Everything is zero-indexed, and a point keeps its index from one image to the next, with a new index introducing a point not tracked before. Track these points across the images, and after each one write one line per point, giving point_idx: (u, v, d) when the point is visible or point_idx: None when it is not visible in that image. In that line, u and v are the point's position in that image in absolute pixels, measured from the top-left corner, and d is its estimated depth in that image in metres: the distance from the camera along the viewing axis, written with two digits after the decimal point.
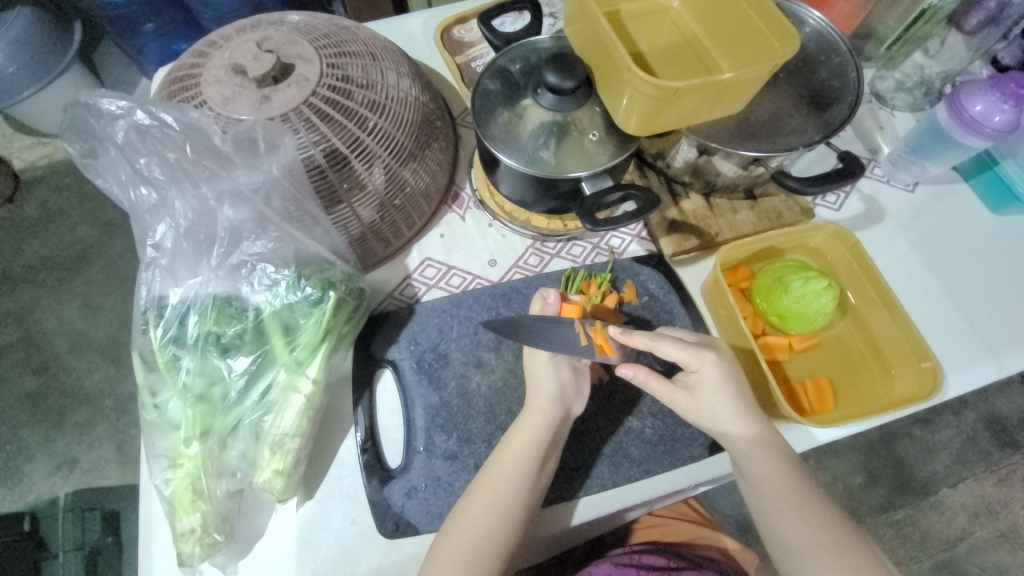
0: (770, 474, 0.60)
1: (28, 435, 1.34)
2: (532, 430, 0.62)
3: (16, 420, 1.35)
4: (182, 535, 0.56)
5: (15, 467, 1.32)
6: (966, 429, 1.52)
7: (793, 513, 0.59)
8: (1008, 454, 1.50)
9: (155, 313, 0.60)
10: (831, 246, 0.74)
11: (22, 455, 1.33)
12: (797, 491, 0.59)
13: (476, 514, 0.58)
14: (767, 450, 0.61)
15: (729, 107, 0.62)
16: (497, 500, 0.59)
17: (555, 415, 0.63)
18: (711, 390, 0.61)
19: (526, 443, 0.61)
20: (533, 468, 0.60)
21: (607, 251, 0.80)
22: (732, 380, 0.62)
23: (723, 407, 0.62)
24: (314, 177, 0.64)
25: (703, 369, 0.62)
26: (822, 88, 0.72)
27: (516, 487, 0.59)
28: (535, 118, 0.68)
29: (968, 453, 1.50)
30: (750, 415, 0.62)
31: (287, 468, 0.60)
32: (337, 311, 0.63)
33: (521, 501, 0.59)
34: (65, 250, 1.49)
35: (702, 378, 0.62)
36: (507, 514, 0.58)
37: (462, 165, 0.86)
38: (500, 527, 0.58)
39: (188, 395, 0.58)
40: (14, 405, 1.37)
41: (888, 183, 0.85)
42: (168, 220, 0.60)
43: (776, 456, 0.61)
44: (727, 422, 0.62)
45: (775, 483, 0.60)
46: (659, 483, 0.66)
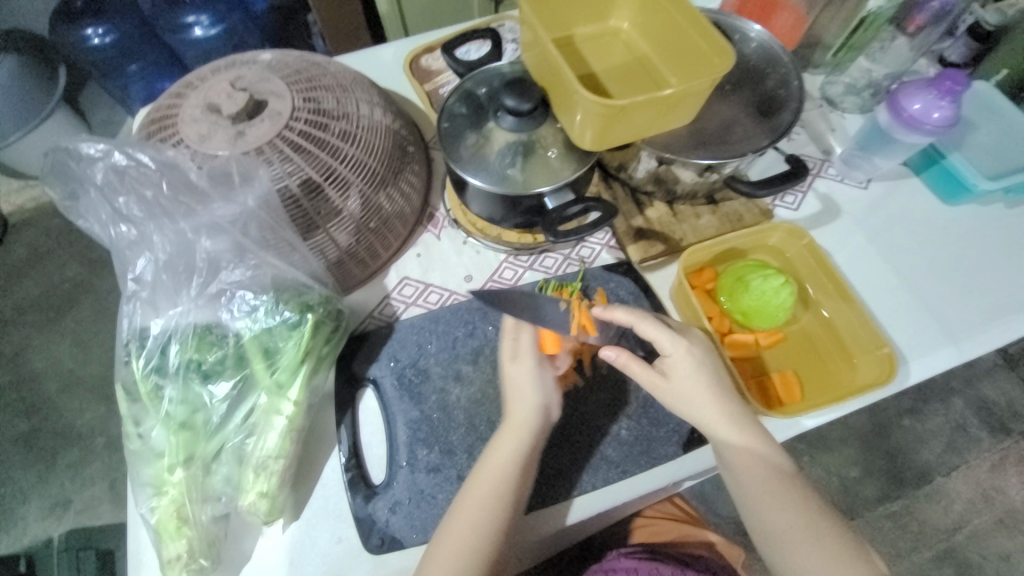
0: (750, 460, 0.61)
1: (20, 477, 1.34)
2: (513, 432, 0.63)
3: (8, 463, 1.35)
4: (168, 562, 0.57)
5: (8, 511, 1.31)
6: (955, 418, 1.54)
7: (773, 498, 0.60)
8: (998, 440, 1.53)
9: (137, 345, 0.61)
10: (789, 244, 0.77)
11: (14, 497, 1.32)
12: (776, 477, 0.61)
13: (464, 522, 0.60)
14: (749, 436, 0.62)
15: (678, 120, 0.66)
16: (485, 506, 0.60)
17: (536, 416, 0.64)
18: (687, 374, 0.63)
19: (508, 445, 0.63)
20: (517, 470, 0.62)
21: (578, 261, 0.83)
22: (708, 366, 0.64)
23: (703, 395, 0.63)
24: (289, 206, 0.67)
25: (677, 358, 0.64)
26: (768, 97, 0.77)
27: (503, 486, 0.61)
28: (500, 139, 0.71)
29: (958, 440, 1.52)
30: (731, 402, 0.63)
31: (271, 490, 0.61)
32: (315, 332, 0.66)
33: (506, 507, 0.61)
34: (54, 290, 1.51)
35: (678, 368, 0.64)
36: (494, 516, 0.60)
37: (435, 187, 0.89)
38: (487, 527, 0.59)
39: (171, 423, 0.59)
40: (4, 448, 1.36)
41: (842, 182, 0.89)
42: (148, 254, 0.63)
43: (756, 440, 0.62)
44: (706, 410, 0.63)
45: (756, 469, 0.61)
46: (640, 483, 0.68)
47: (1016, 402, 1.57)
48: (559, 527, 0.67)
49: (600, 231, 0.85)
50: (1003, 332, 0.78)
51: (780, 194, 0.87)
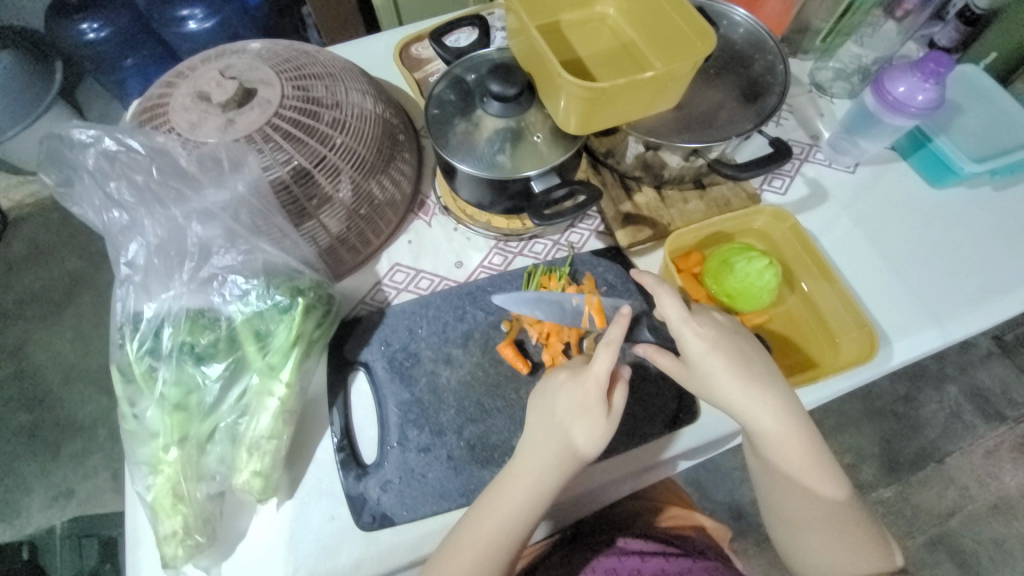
0: (788, 458, 0.63)
1: (24, 467, 1.36)
2: (533, 466, 0.61)
3: (12, 453, 1.37)
4: (165, 538, 0.59)
5: (13, 500, 1.33)
6: (950, 405, 1.55)
7: (807, 491, 0.62)
8: (992, 426, 1.54)
9: (130, 328, 0.63)
10: (774, 227, 0.78)
11: (19, 487, 1.34)
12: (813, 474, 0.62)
13: (476, 548, 0.60)
14: (790, 435, 0.63)
15: (661, 104, 0.67)
16: (500, 535, 0.60)
17: (563, 454, 0.61)
18: (703, 360, 0.64)
19: (529, 480, 0.61)
20: (534, 503, 0.61)
21: (566, 247, 0.84)
22: (736, 364, 0.63)
23: (744, 395, 0.63)
24: (280, 193, 0.68)
25: (715, 359, 0.64)
26: (754, 82, 0.78)
27: (516, 518, 0.60)
28: (488, 125, 0.72)
29: (952, 426, 1.53)
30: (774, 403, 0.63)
31: (264, 468, 0.62)
32: (306, 316, 0.67)
33: (518, 536, 0.60)
34: (55, 283, 1.53)
35: (717, 369, 0.63)
36: (503, 541, 0.60)
37: (426, 175, 0.90)
38: (499, 552, 0.60)
39: (165, 404, 0.61)
40: (8, 439, 1.38)
41: (830, 166, 0.90)
42: (140, 239, 0.64)
43: (797, 439, 0.62)
44: (750, 411, 0.63)
45: (795, 465, 0.62)
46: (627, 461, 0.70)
47: (1011, 389, 1.58)
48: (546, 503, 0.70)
49: (589, 217, 0.86)
50: (991, 312, 0.79)
51: (768, 179, 0.88)
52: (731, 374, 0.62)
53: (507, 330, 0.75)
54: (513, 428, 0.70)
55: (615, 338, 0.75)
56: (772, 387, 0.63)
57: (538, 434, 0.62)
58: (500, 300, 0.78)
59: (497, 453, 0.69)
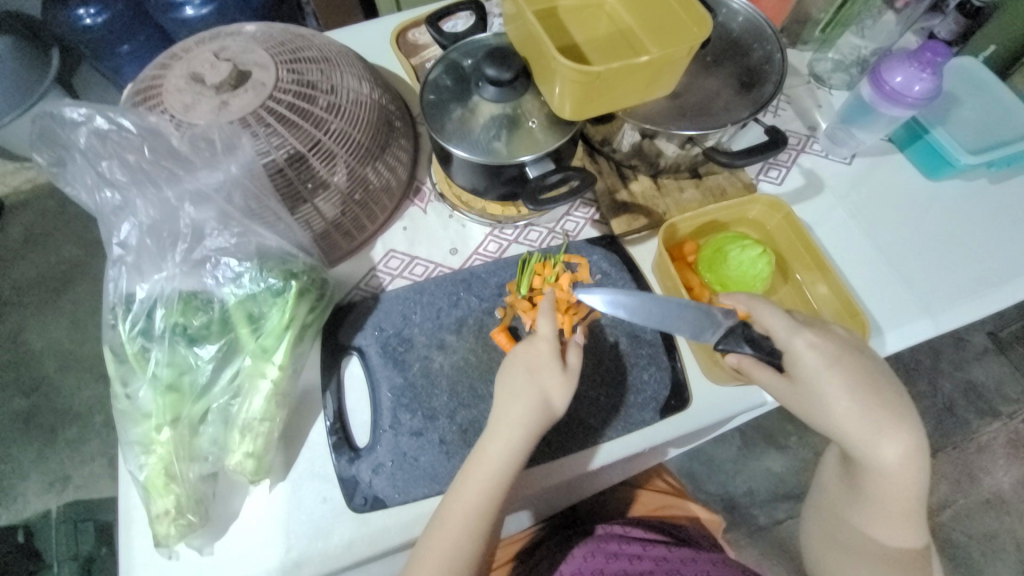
0: (890, 502, 0.58)
1: (20, 453, 1.36)
2: (505, 437, 0.61)
3: (8, 438, 1.37)
4: (157, 517, 0.59)
5: (9, 484, 1.34)
6: (944, 400, 1.56)
7: (891, 536, 0.59)
8: (986, 422, 1.55)
9: (122, 309, 0.62)
10: (769, 218, 0.78)
11: (15, 473, 1.34)
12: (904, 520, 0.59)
13: (455, 521, 0.58)
14: (909, 483, 0.57)
15: (654, 91, 0.68)
16: (474, 504, 0.59)
17: (526, 419, 0.61)
18: (816, 375, 0.58)
19: (502, 449, 0.60)
20: (505, 473, 0.60)
21: (561, 235, 0.84)
22: (859, 385, 0.58)
23: (875, 431, 0.56)
24: (275, 176, 0.68)
25: (844, 386, 0.58)
26: (750, 71, 0.77)
27: (491, 488, 0.59)
28: (485, 111, 0.72)
29: (946, 422, 1.54)
30: (910, 445, 0.56)
31: (257, 449, 0.63)
32: (299, 300, 0.67)
33: (490, 509, 0.59)
34: (51, 270, 1.52)
35: (844, 398, 0.57)
36: (475, 529, 0.58)
37: (422, 162, 0.90)
38: (477, 523, 0.58)
39: (158, 385, 0.61)
40: (5, 424, 1.39)
41: (827, 157, 0.90)
42: (132, 219, 0.63)
43: (912, 487, 0.57)
44: (883, 451, 0.56)
45: (896, 511, 0.58)
46: (618, 445, 0.70)
47: (1005, 385, 1.59)
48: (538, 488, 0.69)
49: (585, 205, 0.86)
50: (986, 305, 0.79)
51: (764, 169, 0.88)
52: (851, 396, 0.57)
53: (501, 318, 0.76)
54: None
55: (608, 325, 0.75)
56: (909, 430, 0.57)
57: (507, 402, 0.62)
58: (494, 287, 0.78)
59: None
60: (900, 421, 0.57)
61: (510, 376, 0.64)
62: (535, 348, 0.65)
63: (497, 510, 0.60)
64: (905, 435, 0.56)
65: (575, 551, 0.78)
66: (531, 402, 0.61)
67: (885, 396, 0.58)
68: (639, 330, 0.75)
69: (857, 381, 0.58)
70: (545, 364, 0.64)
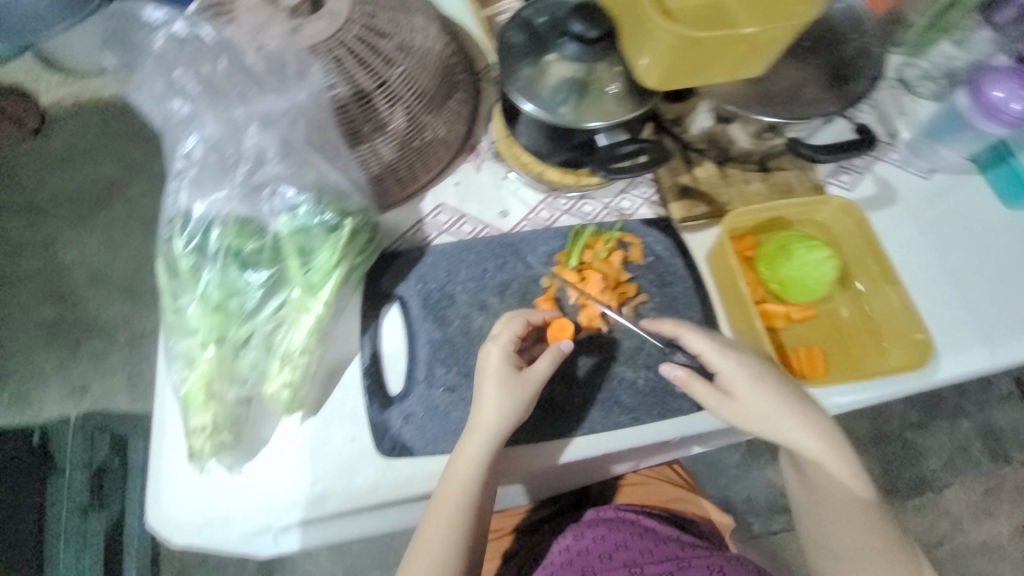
0: (843, 501, 0.62)
1: (43, 359, 1.37)
2: (474, 443, 0.60)
3: (33, 344, 1.38)
4: (193, 431, 0.60)
5: (28, 388, 1.34)
6: (959, 438, 1.53)
7: (868, 543, 0.61)
8: (996, 465, 1.51)
9: (179, 223, 0.63)
10: (839, 222, 0.74)
11: (36, 377, 1.35)
12: (869, 518, 0.61)
13: (434, 528, 0.59)
14: (846, 475, 0.62)
15: (748, 68, 0.65)
16: (453, 512, 0.59)
17: (496, 425, 0.61)
18: (750, 389, 0.62)
19: (472, 455, 0.60)
20: (477, 479, 0.60)
21: (617, 212, 0.81)
22: (782, 391, 0.63)
23: (802, 424, 0.62)
24: (339, 110, 0.65)
25: (772, 394, 0.62)
26: (848, 62, 0.72)
27: (466, 494, 0.59)
28: (558, 71, 0.68)
29: (957, 460, 1.51)
30: (831, 438, 0.62)
31: (296, 380, 0.63)
32: (351, 239, 0.66)
33: (468, 512, 0.60)
34: (88, 187, 1.48)
35: (775, 409, 0.62)
36: (462, 522, 0.59)
37: (482, 119, 0.86)
38: (462, 518, 0.59)
39: (207, 303, 0.62)
40: (29, 329, 1.39)
41: (904, 168, 0.85)
42: (198, 133, 0.62)
43: (851, 476, 0.62)
44: (805, 442, 0.62)
45: (852, 510, 0.61)
46: (607, 441, 0.69)
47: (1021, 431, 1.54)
48: (558, 462, 0.69)
49: (644, 184, 0.82)
50: None
51: (836, 172, 0.83)
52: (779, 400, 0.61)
53: (547, 286, 0.74)
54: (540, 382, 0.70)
55: (654, 309, 0.74)
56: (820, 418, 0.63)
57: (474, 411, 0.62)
58: (542, 256, 0.77)
59: None
60: (817, 420, 0.62)
61: (478, 387, 0.63)
62: (500, 359, 0.63)
63: (478, 509, 0.60)
64: (824, 430, 0.63)
65: (584, 532, 0.79)
66: (498, 410, 0.61)
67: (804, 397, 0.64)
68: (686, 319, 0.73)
69: (780, 387, 0.63)
70: (512, 375, 0.62)
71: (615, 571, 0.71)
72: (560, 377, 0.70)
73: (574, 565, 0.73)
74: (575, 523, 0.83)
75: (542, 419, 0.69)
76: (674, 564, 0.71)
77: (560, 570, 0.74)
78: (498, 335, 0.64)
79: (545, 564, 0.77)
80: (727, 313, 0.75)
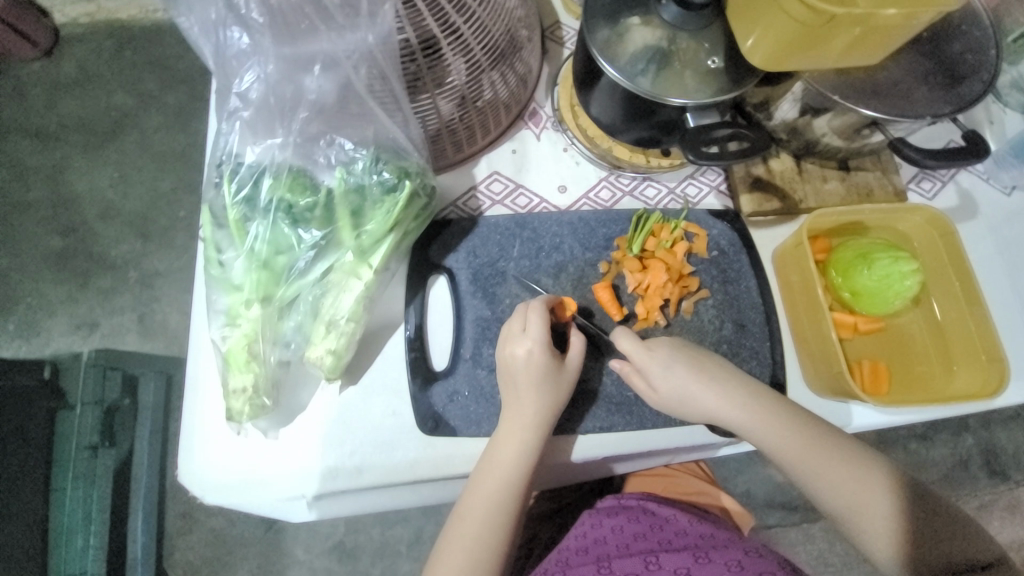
0: (812, 462, 0.58)
1: (50, 291, 1.29)
2: (512, 435, 0.59)
3: (37, 274, 1.30)
4: (233, 392, 0.58)
5: (33, 320, 1.27)
6: (960, 453, 1.23)
7: (865, 495, 0.57)
8: (993, 483, 1.22)
9: (229, 169, 0.60)
10: (920, 234, 0.70)
11: (42, 309, 1.28)
12: (862, 473, 0.58)
13: (474, 516, 0.58)
14: (800, 435, 0.59)
15: (871, 53, 0.56)
16: (495, 504, 0.58)
17: (534, 417, 0.60)
18: (666, 376, 0.62)
19: (513, 447, 0.59)
20: (523, 471, 0.59)
21: (682, 199, 0.76)
22: (697, 366, 0.62)
23: (717, 405, 0.61)
24: (404, 60, 0.58)
25: (699, 391, 0.61)
26: (964, 57, 0.64)
27: (507, 488, 0.58)
28: (638, 38, 0.62)
29: (956, 475, 1.22)
30: (767, 413, 0.60)
31: (339, 348, 0.60)
32: (408, 204, 0.62)
33: (510, 504, 0.58)
34: (99, 114, 1.37)
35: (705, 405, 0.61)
36: (501, 510, 0.58)
37: (543, 82, 0.79)
38: (500, 513, 0.58)
39: (254, 259, 0.59)
40: (37, 258, 1.31)
41: (986, 182, 0.79)
42: (256, 70, 0.55)
43: (809, 437, 0.59)
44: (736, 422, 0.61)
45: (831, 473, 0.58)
46: (644, 439, 0.68)
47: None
48: (567, 460, 0.67)
49: (712, 171, 0.77)
50: None
51: (917, 178, 0.78)
52: (695, 378, 0.61)
53: (604, 273, 0.70)
54: (590, 372, 0.68)
55: (714, 307, 0.70)
56: (740, 399, 0.61)
57: (512, 407, 0.60)
58: (601, 238, 0.72)
59: (570, 394, 0.67)
60: (743, 405, 0.61)
61: (516, 382, 0.61)
62: (535, 356, 0.60)
63: (519, 502, 0.59)
64: (754, 410, 0.60)
65: (601, 520, 0.74)
66: (544, 404, 0.60)
67: (720, 367, 0.63)
68: (747, 321, 0.70)
69: (705, 380, 0.61)
70: (556, 371, 0.61)
71: (630, 560, 0.66)
72: (610, 369, 0.68)
73: (590, 555, 0.69)
74: (593, 510, 0.77)
75: (589, 409, 0.67)
76: (694, 557, 0.65)
77: (574, 558, 0.69)
78: (528, 328, 0.61)
79: (559, 549, 0.72)
80: (790, 318, 0.71)
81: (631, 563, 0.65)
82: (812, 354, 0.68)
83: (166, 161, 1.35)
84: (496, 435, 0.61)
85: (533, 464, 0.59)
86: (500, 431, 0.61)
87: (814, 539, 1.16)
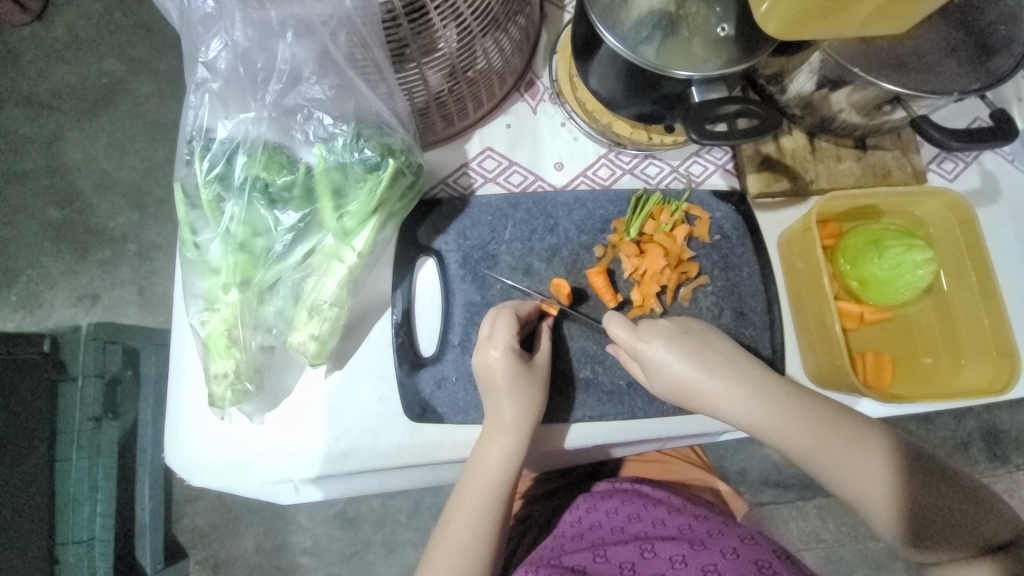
0: (809, 446, 0.55)
1: (49, 263, 1.28)
2: (501, 438, 0.58)
3: (36, 246, 1.29)
4: (214, 377, 0.57)
5: (36, 291, 1.27)
6: (960, 436, 1.21)
7: (882, 501, 0.54)
8: (993, 466, 1.20)
9: (200, 145, 0.56)
10: (938, 219, 0.66)
11: (43, 281, 1.27)
12: (860, 454, 0.54)
13: (463, 518, 0.57)
14: (802, 421, 0.56)
15: (899, 20, 0.51)
16: (481, 505, 0.57)
17: (520, 421, 0.58)
18: (672, 375, 0.58)
19: (501, 450, 0.58)
20: (511, 469, 0.58)
21: (685, 178, 0.72)
22: (701, 361, 0.58)
23: (722, 402, 0.57)
24: (387, 25, 0.52)
25: (729, 394, 0.57)
26: (999, 26, 0.58)
27: (495, 488, 0.58)
28: (642, 2, 0.57)
29: (956, 457, 1.20)
30: (786, 412, 0.56)
31: (323, 333, 0.58)
32: (392, 184, 0.59)
33: (498, 503, 0.58)
34: (90, 81, 1.32)
35: (734, 411, 0.57)
36: (486, 515, 0.57)
37: (542, 50, 0.74)
38: (486, 518, 0.57)
39: (231, 241, 0.56)
40: (36, 230, 1.29)
41: (1011, 163, 0.74)
42: (224, 36, 0.51)
43: (822, 428, 0.55)
44: (736, 414, 0.57)
45: (848, 469, 0.54)
46: (638, 429, 0.66)
47: None
48: (563, 447, 0.66)
49: (719, 149, 0.73)
50: None
51: (938, 158, 0.73)
52: (699, 377, 0.58)
53: (600, 256, 0.68)
54: (582, 360, 0.66)
55: (714, 295, 0.68)
56: (743, 389, 0.57)
57: (495, 409, 0.59)
58: (597, 221, 0.68)
59: (559, 380, 0.65)
60: (769, 408, 0.56)
61: (492, 389, 0.59)
62: (508, 361, 0.59)
63: (506, 503, 0.58)
64: (774, 415, 0.56)
65: (596, 504, 0.73)
66: (520, 405, 0.59)
67: (714, 357, 0.59)
68: (748, 309, 0.68)
69: (712, 377, 0.58)
70: (522, 372, 0.59)
71: (626, 548, 0.65)
72: (602, 357, 0.66)
73: (586, 541, 0.68)
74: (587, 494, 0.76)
75: (580, 397, 0.65)
76: (689, 544, 0.64)
77: (570, 544, 0.68)
78: (493, 335, 0.60)
79: (555, 534, 0.72)
80: (793, 307, 0.68)
81: (627, 552, 0.64)
82: (814, 345, 0.65)
83: (160, 129, 1.31)
84: (481, 442, 0.59)
85: (520, 465, 0.59)
86: (486, 434, 0.59)
87: (807, 517, 1.16)
